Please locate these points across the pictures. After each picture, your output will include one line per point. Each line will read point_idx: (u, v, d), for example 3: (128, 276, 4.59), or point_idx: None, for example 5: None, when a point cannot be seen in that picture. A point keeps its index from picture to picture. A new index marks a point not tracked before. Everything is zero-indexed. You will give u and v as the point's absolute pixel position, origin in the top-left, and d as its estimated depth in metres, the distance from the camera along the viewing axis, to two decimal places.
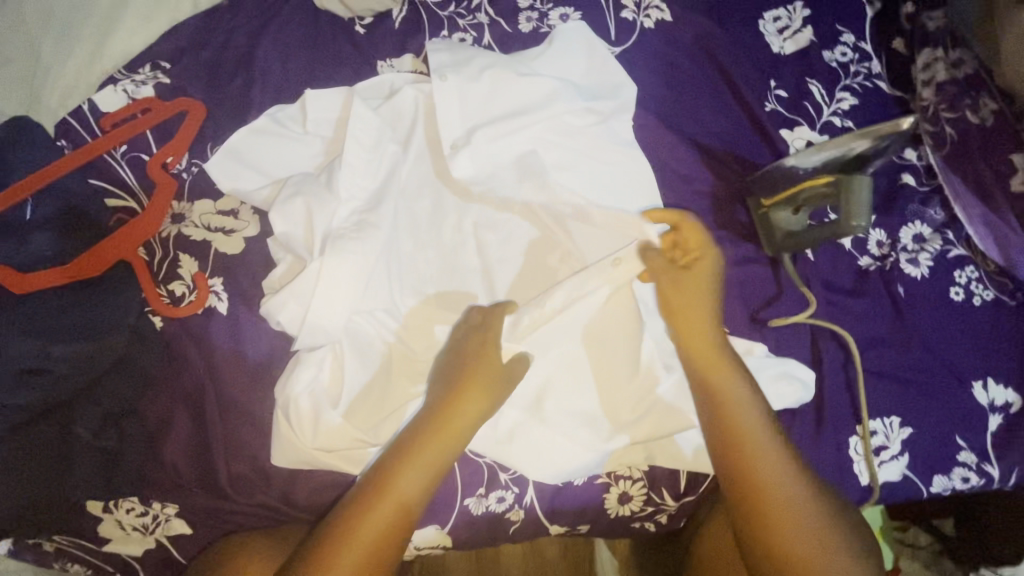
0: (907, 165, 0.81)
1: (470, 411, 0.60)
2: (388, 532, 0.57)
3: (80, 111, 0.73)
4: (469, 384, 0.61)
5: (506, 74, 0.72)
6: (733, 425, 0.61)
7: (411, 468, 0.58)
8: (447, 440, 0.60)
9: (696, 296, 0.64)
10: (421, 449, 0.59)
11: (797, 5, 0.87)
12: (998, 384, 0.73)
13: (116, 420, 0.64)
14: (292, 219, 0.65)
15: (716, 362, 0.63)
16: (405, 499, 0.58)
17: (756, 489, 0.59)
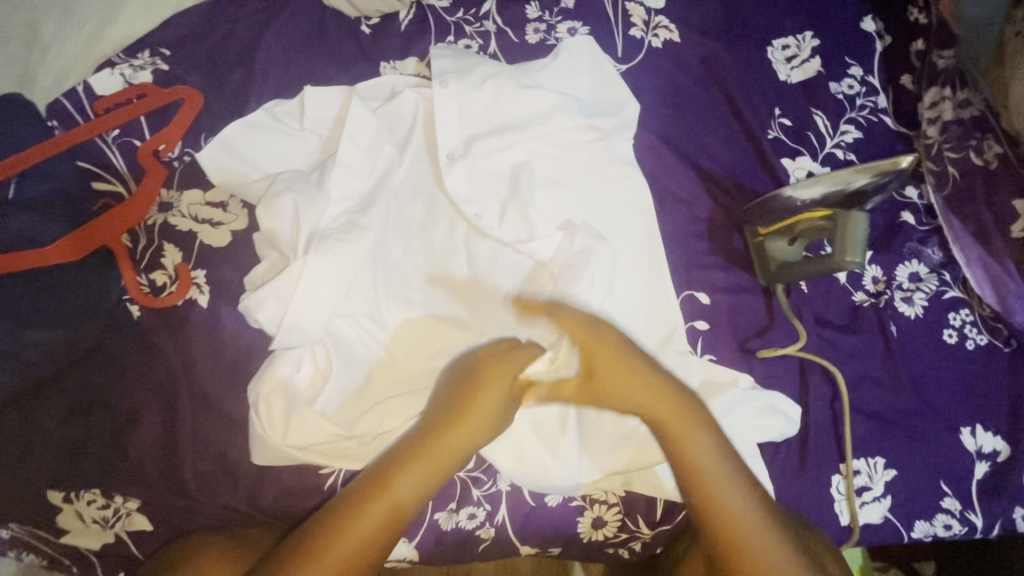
0: (907, 203, 0.80)
1: (476, 430, 0.60)
2: (369, 547, 0.55)
3: (75, 93, 0.72)
4: (480, 403, 0.60)
5: (508, 85, 0.71)
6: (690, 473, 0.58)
7: (405, 479, 0.57)
8: (444, 456, 0.59)
9: (614, 379, 0.61)
10: (417, 460, 0.58)
11: (807, 34, 0.86)
12: (987, 431, 0.72)
13: (84, 410, 0.62)
14: (278, 215, 0.63)
15: (662, 398, 0.61)
16: (393, 512, 0.56)
17: (718, 520, 0.56)
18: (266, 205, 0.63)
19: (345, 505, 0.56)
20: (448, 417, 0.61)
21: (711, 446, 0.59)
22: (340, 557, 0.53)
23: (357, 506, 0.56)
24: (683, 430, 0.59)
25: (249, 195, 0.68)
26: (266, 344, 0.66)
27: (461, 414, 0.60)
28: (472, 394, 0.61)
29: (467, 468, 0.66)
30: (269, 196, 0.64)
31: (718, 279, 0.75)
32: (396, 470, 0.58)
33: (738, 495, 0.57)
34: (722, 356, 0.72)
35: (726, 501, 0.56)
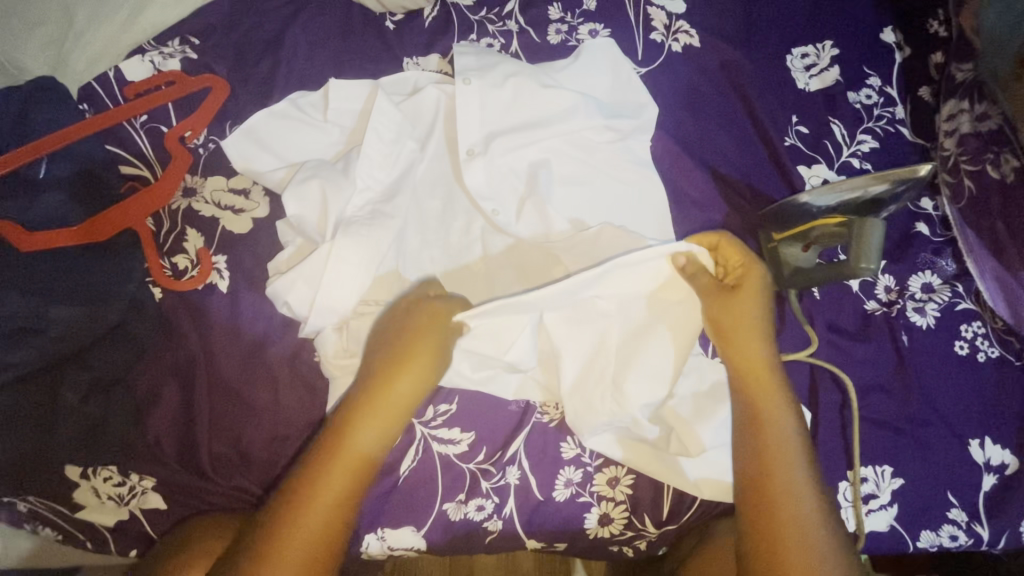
0: (924, 214, 0.81)
1: (416, 377, 0.59)
2: (342, 503, 0.54)
3: (106, 77, 0.74)
4: (417, 353, 0.59)
5: (530, 84, 0.72)
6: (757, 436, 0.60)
7: (361, 431, 0.56)
8: (389, 408, 0.58)
9: (739, 311, 0.64)
10: (369, 411, 0.57)
11: (826, 43, 0.87)
12: (996, 444, 0.72)
13: (104, 388, 0.63)
14: (304, 201, 0.65)
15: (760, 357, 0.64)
16: (358, 463, 0.55)
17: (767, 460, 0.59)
18: (292, 190, 0.64)
19: (308, 463, 0.55)
20: (386, 367, 0.59)
21: (786, 414, 0.61)
22: (316, 521, 0.53)
23: (320, 465, 0.54)
24: (761, 382, 0.63)
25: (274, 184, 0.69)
26: (283, 330, 0.67)
27: (396, 366, 0.59)
28: (405, 344, 0.59)
29: (476, 460, 0.67)
30: (298, 181, 0.65)
31: None
32: (351, 423, 0.56)
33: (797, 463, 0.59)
34: None
35: (779, 471, 0.58)
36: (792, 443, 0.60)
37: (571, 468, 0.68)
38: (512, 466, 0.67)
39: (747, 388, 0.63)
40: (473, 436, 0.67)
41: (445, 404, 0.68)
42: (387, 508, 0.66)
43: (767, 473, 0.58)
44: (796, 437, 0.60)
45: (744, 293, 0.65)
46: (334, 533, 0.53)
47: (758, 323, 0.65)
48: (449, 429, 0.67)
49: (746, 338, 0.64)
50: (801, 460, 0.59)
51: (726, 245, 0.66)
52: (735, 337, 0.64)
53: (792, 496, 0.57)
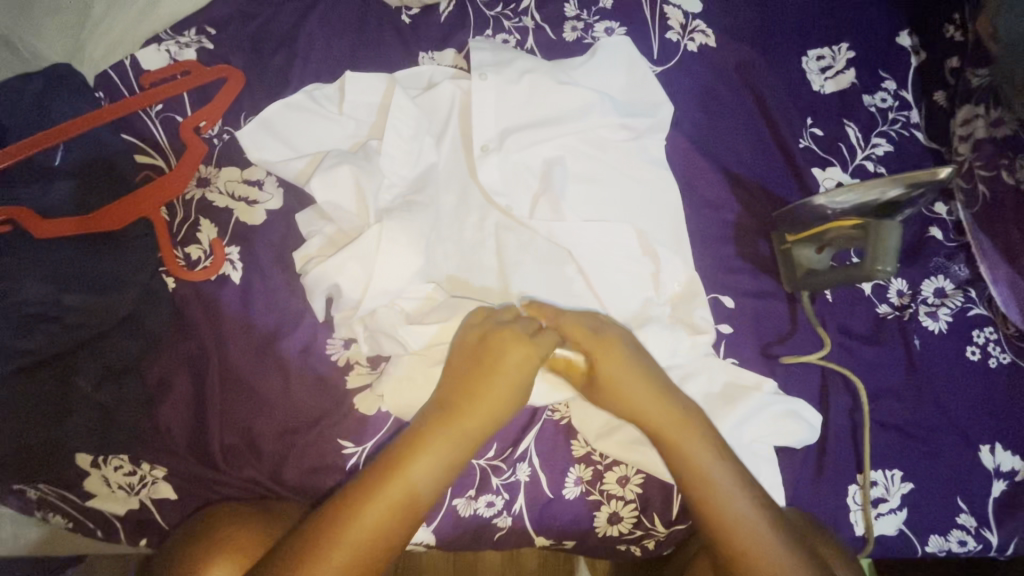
0: (936, 218, 0.81)
1: (486, 411, 0.58)
2: (387, 527, 0.53)
3: (122, 65, 0.74)
4: (490, 385, 0.58)
5: (546, 81, 0.72)
6: (685, 477, 0.58)
7: (423, 458, 0.55)
8: (457, 438, 0.57)
9: (615, 391, 0.60)
10: (437, 438, 0.56)
11: (842, 46, 0.87)
12: (1006, 450, 0.72)
13: (117, 376, 0.63)
14: (332, 187, 0.65)
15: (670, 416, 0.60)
16: (416, 489, 0.55)
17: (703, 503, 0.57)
18: (321, 174, 0.65)
19: (363, 482, 0.54)
20: (458, 397, 0.58)
21: (710, 457, 0.58)
22: (355, 543, 0.52)
23: (371, 487, 0.54)
24: (668, 430, 0.59)
25: (286, 174, 0.68)
26: (295, 321, 0.67)
27: (471, 397, 0.58)
28: (479, 376, 0.59)
29: (487, 457, 0.67)
30: (324, 168, 0.65)
31: (743, 284, 0.75)
32: (419, 446, 0.56)
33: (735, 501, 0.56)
34: (745, 360, 0.72)
35: (719, 506, 0.56)
36: (728, 483, 0.57)
37: (582, 466, 0.68)
38: (523, 463, 0.67)
39: (661, 439, 0.59)
40: None
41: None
42: None
43: (705, 514, 0.57)
44: (724, 468, 0.58)
45: (609, 377, 0.60)
46: (374, 557, 0.53)
47: (641, 381, 0.60)
48: None
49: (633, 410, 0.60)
50: (741, 493, 0.57)
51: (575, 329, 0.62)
52: (629, 405, 0.60)
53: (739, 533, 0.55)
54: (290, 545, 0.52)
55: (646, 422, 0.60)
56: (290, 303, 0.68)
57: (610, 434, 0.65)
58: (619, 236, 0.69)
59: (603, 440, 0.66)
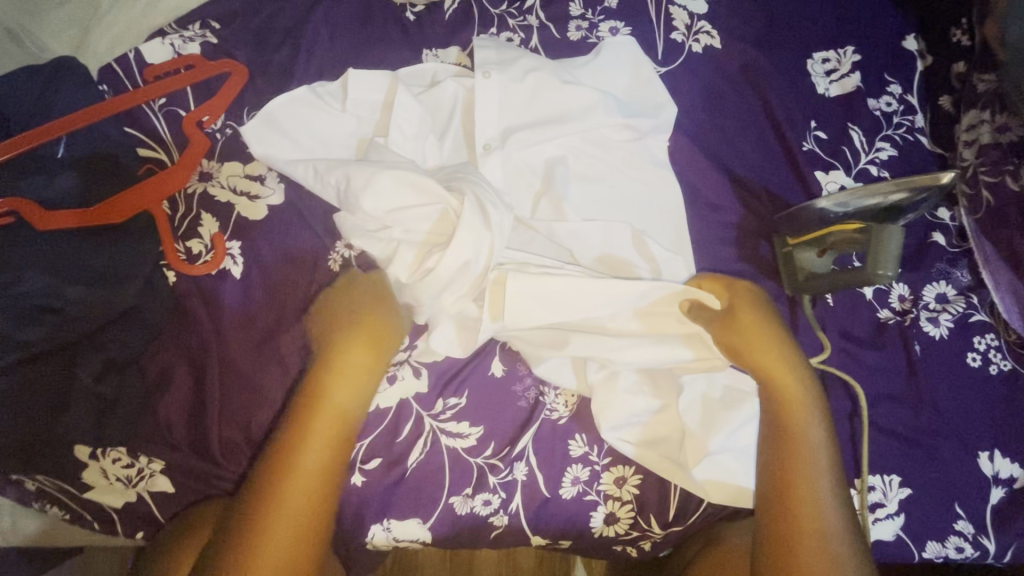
0: (939, 223, 0.80)
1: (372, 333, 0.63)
2: (329, 456, 0.56)
3: (126, 59, 0.74)
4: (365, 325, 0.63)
5: (550, 81, 0.72)
6: (785, 435, 0.61)
7: (333, 390, 0.59)
8: (354, 365, 0.61)
9: (745, 333, 0.63)
10: (339, 371, 0.60)
11: (847, 49, 0.87)
12: (1005, 457, 0.72)
13: (116, 369, 0.63)
14: (381, 197, 0.63)
15: (787, 378, 0.63)
16: (339, 415, 0.58)
17: (789, 466, 0.59)
18: (365, 188, 0.63)
19: (292, 426, 0.56)
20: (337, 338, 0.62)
21: (815, 427, 0.61)
22: (305, 478, 0.54)
23: (301, 426, 0.56)
24: (792, 390, 0.63)
25: (325, 197, 0.67)
26: (296, 318, 0.67)
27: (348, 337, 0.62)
28: (358, 316, 0.63)
29: (485, 455, 0.67)
30: (364, 183, 0.63)
31: None
32: (325, 385, 0.59)
33: (823, 473, 0.59)
34: None
35: (806, 477, 0.58)
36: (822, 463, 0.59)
37: (579, 466, 0.68)
38: (520, 462, 0.67)
39: (781, 397, 0.62)
40: (482, 430, 0.67)
41: (497, 367, 0.69)
42: (395, 499, 0.66)
43: (789, 477, 0.58)
44: (827, 449, 0.60)
45: (744, 330, 0.64)
46: (326, 485, 0.55)
47: (774, 338, 0.65)
48: (458, 422, 0.67)
49: (762, 363, 0.63)
50: (830, 480, 0.59)
51: (708, 281, 0.68)
52: (759, 354, 0.63)
53: (819, 504, 0.57)
54: (250, 495, 0.53)
55: (768, 374, 0.63)
56: (292, 297, 0.68)
57: (629, 426, 0.66)
58: (622, 237, 0.69)
59: (617, 436, 0.65)
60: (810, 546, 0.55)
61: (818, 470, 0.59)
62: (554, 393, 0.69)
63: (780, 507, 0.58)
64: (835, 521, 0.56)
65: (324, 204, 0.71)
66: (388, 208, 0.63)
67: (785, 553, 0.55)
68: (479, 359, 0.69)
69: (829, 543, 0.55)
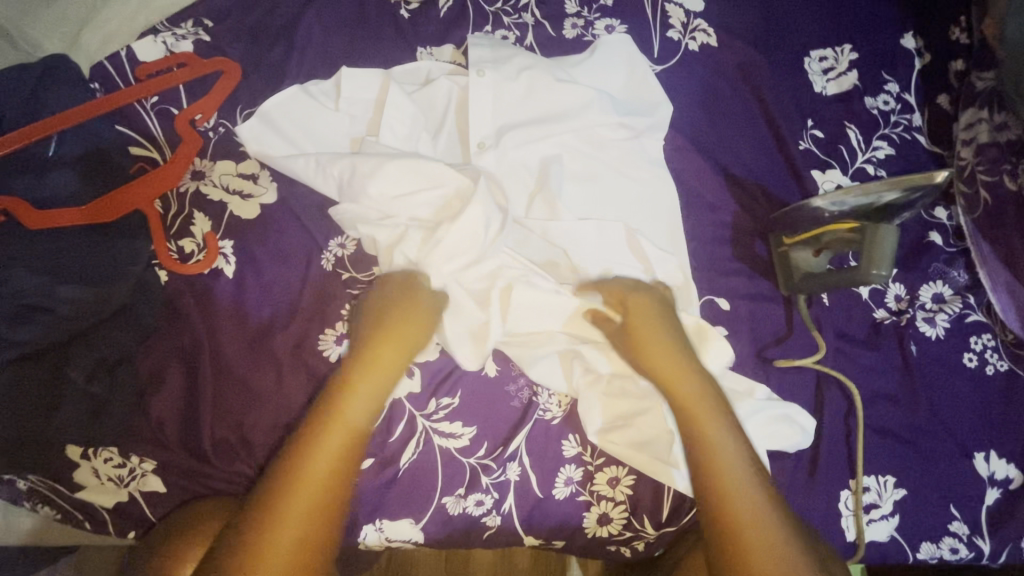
0: (936, 223, 0.80)
1: (401, 340, 0.61)
2: (338, 471, 0.54)
3: (118, 57, 0.74)
4: (388, 342, 0.61)
5: (544, 79, 0.72)
6: (688, 424, 0.59)
7: (349, 404, 0.57)
8: (375, 377, 0.59)
9: (641, 327, 0.63)
10: (357, 382, 0.58)
11: (845, 47, 0.86)
12: (1000, 458, 0.71)
13: (109, 368, 0.63)
14: (390, 187, 0.63)
15: (678, 369, 0.62)
16: (358, 424, 0.57)
17: (705, 452, 0.57)
18: (372, 173, 0.64)
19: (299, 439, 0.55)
20: (359, 355, 0.60)
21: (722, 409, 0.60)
22: (310, 492, 0.52)
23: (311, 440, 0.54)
24: (681, 386, 0.61)
25: (325, 188, 0.67)
26: (290, 316, 0.67)
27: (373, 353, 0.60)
28: (385, 331, 0.61)
29: (477, 456, 0.67)
30: (367, 179, 0.63)
31: (740, 286, 0.75)
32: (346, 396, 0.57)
33: (741, 462, 0.57)
34: (739, 365, 0.71)
35: (726, 475, 0.56)
36: (746, 468, 0.56)
37: (572, 466, 0.68)
38: (513, 462, 0.67)
39: (672, 393, 0.61)
40: (475, 431, 0.67)
41: (490, 367, 0.69)
42: (387, 500, 0.66)
43: (708, 466, 0.56)
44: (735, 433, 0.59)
45: (638, 315, 0.64)
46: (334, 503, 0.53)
47: (671, 342, 0.63)
48: (451, 422, 0.67)
49: (664, 351, 0.63)
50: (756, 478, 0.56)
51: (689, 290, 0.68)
52: (650, 360, 0.62)
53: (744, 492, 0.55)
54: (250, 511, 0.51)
55: (662, 377, 0.62)
56: (284, 296, 0.68)
57: (616, 429, 0.66)
58: (614, 236, 0.68)
59: (605, 436, 0.66)
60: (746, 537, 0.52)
61: (737, 458, 0.57)
62: (548, 393, 0.69)
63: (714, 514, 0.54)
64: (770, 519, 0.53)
65: (317, 203, 0.71)
66: (394, 195, 0.64)
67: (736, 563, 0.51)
68: None
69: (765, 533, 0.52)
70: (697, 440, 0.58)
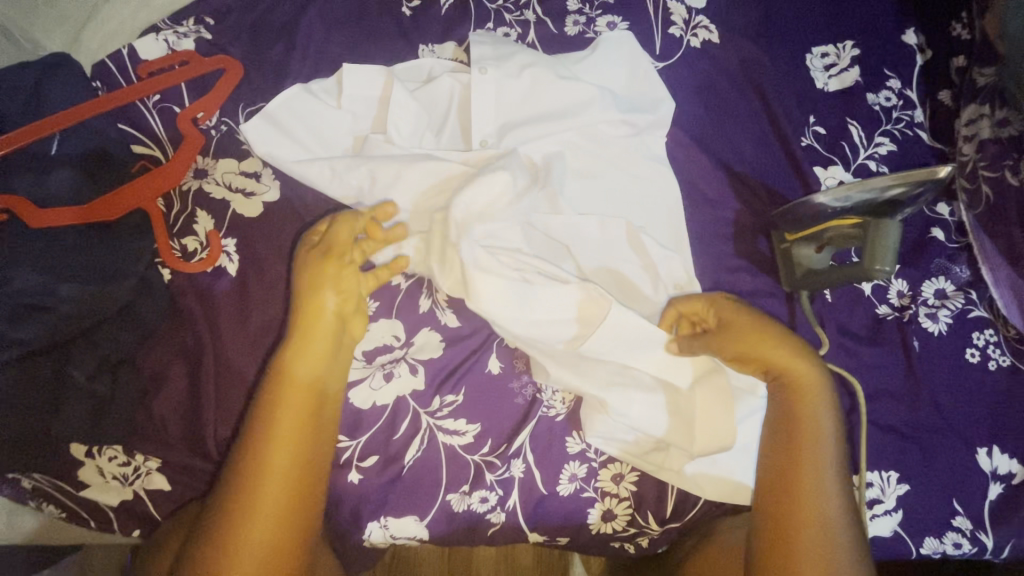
0: (938, 219, 0.80)
1: (334, 295, 0.58)
2: (299, 446, 0.54)
3: (120, 55, 0.74)
4: (314, 302, 0.57)
5: (546, 75, 0.72)
6: (791, 421, 0.60)
7: (296, 376, 0.55)
8: (320, 336, 0.57)
9: (744, 338, 0.62)
10: (297, 352, 0.56)
11: (846, 43, 0.86)
12: (1003, 453, 0.71)
13: (112, 367, 0.63)
14: (412, 188, 0.66)
15: (798, 371, 0.61)
16: (303, 397, 0.55)
17: (797, 450, 0.59)
18: (394, 182, 0.66)
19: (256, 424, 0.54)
20: (297, 320, 0.57)
21: (827, 419, 0.60)
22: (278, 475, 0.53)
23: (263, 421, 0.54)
24: (805, 383, 0.61)
25: (342, 196, 0.67)
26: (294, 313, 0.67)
27: (304, 318, 0.57)
28: (314, 286, 0.58)
29: (481, 452, 0.67)
30: (394, 177, 0.66)
31: (742, 282, 0.75)
32: (285, 374, 0.55)
33: (829, 470, 0.58)
34: None
35: (811, 484, 0.58)
36: (831, 477, 0.58)
37: (576, 463, 0.68)
38: (517, 459, 0.67)
39: (795, 391, 0.61)
40: (479, 428, 0.67)
41: (494, 365, 0.69)
42: (392, 497, 0.66)
43: (799, 466, 0.58)
44: (834, 439, 0.60)
45: (740, 330, 0.62)
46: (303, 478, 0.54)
47: (779, 339, 0.62)
48: (455, 420, 0.67)
49: (771, 349, 0.61)
50: (835, 488, 0.58)
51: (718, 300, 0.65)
52: (761, 355, 0.61)
53: (820, 498, 0.57)
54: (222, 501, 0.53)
55: (780, 368, 0.61)
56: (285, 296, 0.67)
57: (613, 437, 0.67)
58: (615, 235, 0.69)
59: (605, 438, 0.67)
60: (810, 536, 0.56)
61: (825, 463, 0.59)
62: (552, 390, 0.69)
63: (777, 512, 0.58)
64: (839, 527, 0.56)
65: (319, 201, 0.71)
66: (420, 201, 0.67)
67: (784, 560, 0.55)
68: (476, 357, 0.69)
69: (831, 536, 0.56)
70: (793, 440, 0.60)
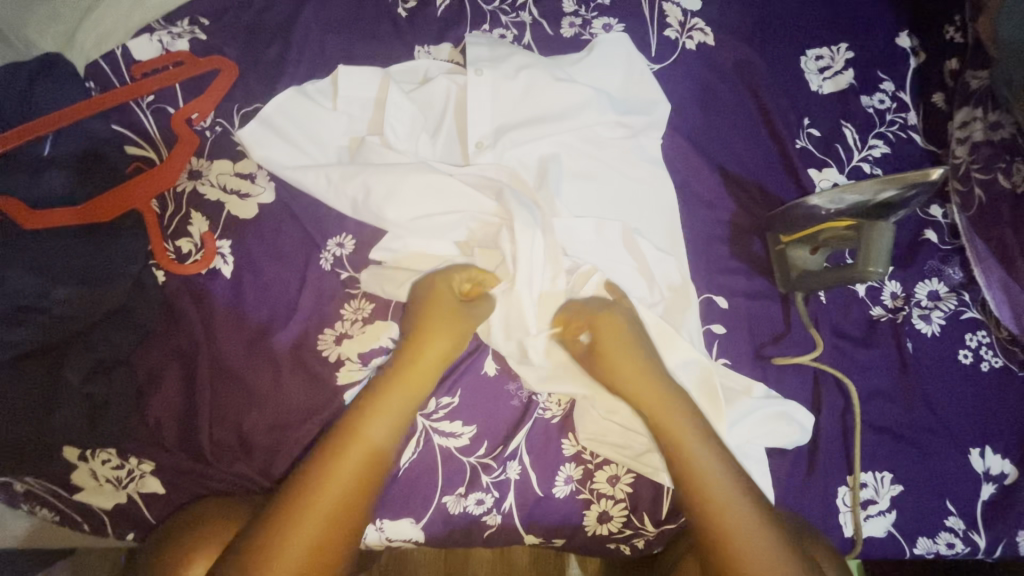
0: (931, 221, 0.80)
1: (439, 349, 0.61)
2: (357, 489, 0.54)
3: (113, 56, 0.74)
4: (428, 350, 0.61)
5: (542, 78, 0.71)
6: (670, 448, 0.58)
7: (382, 414, 0.57)
8: (418, 379, 0.59)
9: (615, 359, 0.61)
10: (388, 395, 0.58)
11: (841, 46, 0.86)
12: (996, 453, 0.72)
13: (105, 370, 0.62)
14: (406, 204, 0.65)
15: (660, 394, 0.60)
16: (383, 440, 0.56)
17: (690, 470, 0.57)
18: (389, 196, 0.65)
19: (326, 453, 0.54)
20: (400, 363, 0.60)
21: (704, 439, 0.58)
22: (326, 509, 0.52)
23: (337, 453, 0.54)
24: (663, 405, 0.60)
25: (337, 204, 0.67)
26: (289, 316, 0.67)
27: (410, 360, 0.60)
28: (431, 329, 0.61)
29: (477, 454, 0.67)
30: (388, 190, 0.65)
31: (737, 283, 0.75)
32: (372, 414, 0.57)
33: (728, 482, 0.56)
34: (739, 364, 0.71)
35: (717, 499, 0.56)
36: (729, 486, 0.56)
37: (572, 465, 0.68)
38: (513, 461, 0.67)
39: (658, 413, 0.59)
40: (475, 430, 0.67)
41: (490, 366, 0.69)
42: (388, 499, 0.66)
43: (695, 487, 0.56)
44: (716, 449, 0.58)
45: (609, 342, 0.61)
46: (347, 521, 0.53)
47: (643, 358, 0.61)
48: (451, 422, 0.67)
49: (636, 372, 0.61)
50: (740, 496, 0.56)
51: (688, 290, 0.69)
52: (625, 380, 0.61)
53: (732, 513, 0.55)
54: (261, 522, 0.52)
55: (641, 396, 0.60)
56: (282, 297, 0.67)
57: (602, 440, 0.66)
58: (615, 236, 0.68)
59: (597, 439, 0.66)
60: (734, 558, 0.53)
61: (721, 476, 0.57)
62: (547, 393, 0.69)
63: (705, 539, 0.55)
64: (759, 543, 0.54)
65: (315, 202, 0.71)
66: (406, 208, 0.65)
67: None
68: (473, 358, 0.69)
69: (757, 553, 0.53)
70: (681, 464, 0.57)
